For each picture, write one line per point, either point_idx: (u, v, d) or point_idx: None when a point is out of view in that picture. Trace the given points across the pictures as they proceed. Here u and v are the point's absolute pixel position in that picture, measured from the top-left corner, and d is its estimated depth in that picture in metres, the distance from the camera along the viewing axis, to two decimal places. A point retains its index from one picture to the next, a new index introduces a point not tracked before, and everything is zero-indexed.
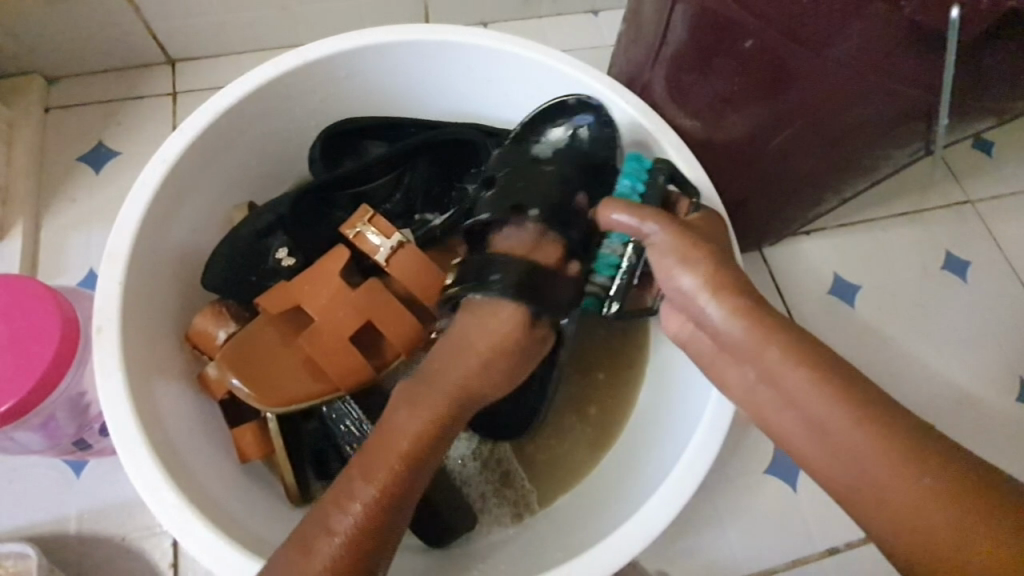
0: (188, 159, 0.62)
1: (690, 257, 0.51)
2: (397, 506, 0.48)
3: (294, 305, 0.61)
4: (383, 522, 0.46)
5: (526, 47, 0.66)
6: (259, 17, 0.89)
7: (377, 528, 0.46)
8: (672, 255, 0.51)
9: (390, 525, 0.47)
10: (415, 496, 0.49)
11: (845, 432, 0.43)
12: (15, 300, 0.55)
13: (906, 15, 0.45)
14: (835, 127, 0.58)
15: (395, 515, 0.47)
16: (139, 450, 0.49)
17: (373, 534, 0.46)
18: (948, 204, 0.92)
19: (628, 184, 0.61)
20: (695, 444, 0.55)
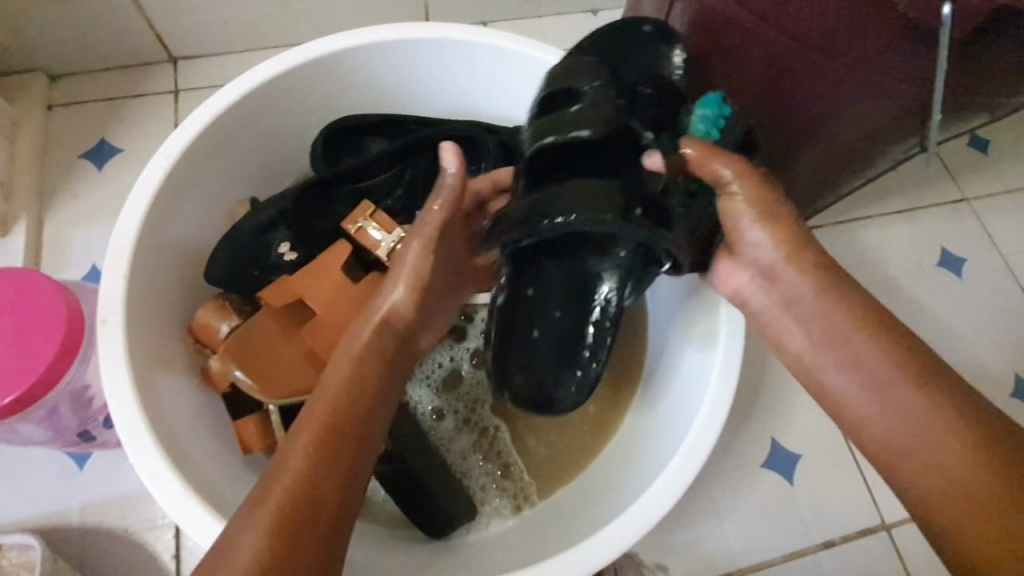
0: (192, 155, 0.63)
1: (772, 213, 0.53)
2: (338, 459, 0.47)
3: (297, 299, 0.61)
4: (312, 478, 0.46)
5: (527, 45, 0.67)
6: (261, 15, 0.90)
7: (306, 484, 0.45)
8: (751, 209, 0.53)
9: (334, 477, 0.46)
10: (345, 455, 0.48)
11: (884, 384, 0.47)
12: (22, 293, 0.56)
13: (898, 11, 0.46)
14: (831, 122, 0.59)
15: (337, 468, 0.47)
16: (144, 440, 0.50)
17: (317, 487, 0.45)
18: (944, 202, 0.93)
19: (704, 128, 0.56)
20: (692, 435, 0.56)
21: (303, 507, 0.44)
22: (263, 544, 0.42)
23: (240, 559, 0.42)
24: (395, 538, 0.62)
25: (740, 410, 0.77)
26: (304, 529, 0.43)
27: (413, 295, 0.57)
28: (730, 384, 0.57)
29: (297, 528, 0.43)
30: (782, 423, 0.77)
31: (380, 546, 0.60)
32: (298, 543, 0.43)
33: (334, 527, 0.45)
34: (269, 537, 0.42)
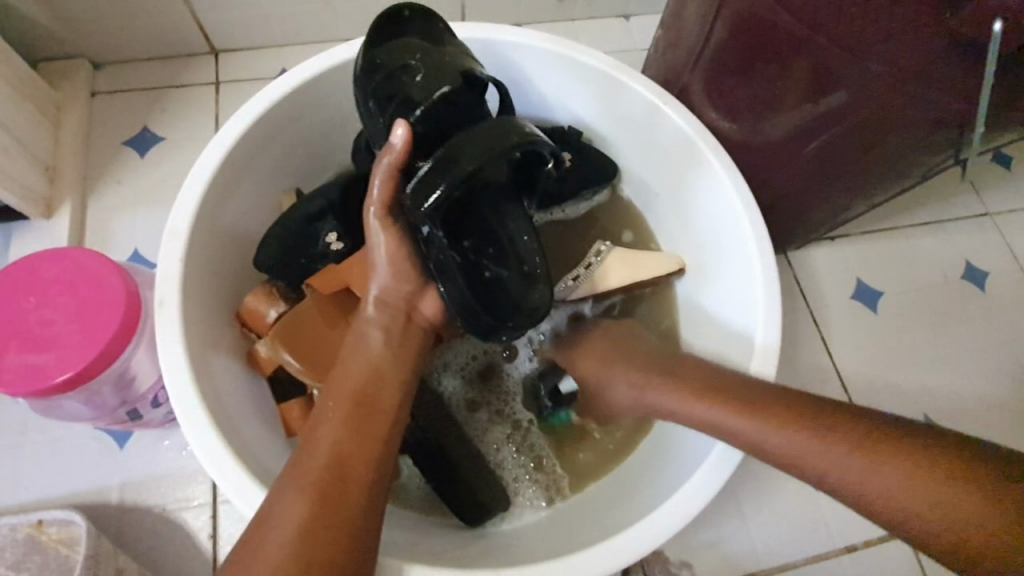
0: (244, 145, 0.64)
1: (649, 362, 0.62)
2: (366, 430, 0.50)
3: (344, 287, 0.64)
4: (348, 444, 0.48)
5: (570, 48, 0.69)
6: (303, 11, 0.92)
7: (342, 449, 0.48)
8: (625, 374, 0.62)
9: (366, 447, 0.49)
10: (376, 422, 0.51)
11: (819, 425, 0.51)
12: (83, 272, 0.58)
13: (950, 25, 0.48)
14: (872, 133, 0.60)
15: (367, 440, 0.49)
16: (200, 418, 0.52)
17: (349, 458, 0.48)
18: (968, 215, 0.94)
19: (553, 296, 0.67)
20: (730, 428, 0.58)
21: (341, 475, 0.47)
22: (306, 509, 0.45)
23: (286, 525, 0.44)
24: (431, 524, 0.64)
25: None
26: (340, 491, 0.46)
27: (398, 274, 0.59)
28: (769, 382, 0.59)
29: (338, 488, 0.46)
30: None
31: (417, 531, 0.61)
32: (340, 501, 0.46)
33: (369, 492, 0.47)
34: (310, 505, 0.45)
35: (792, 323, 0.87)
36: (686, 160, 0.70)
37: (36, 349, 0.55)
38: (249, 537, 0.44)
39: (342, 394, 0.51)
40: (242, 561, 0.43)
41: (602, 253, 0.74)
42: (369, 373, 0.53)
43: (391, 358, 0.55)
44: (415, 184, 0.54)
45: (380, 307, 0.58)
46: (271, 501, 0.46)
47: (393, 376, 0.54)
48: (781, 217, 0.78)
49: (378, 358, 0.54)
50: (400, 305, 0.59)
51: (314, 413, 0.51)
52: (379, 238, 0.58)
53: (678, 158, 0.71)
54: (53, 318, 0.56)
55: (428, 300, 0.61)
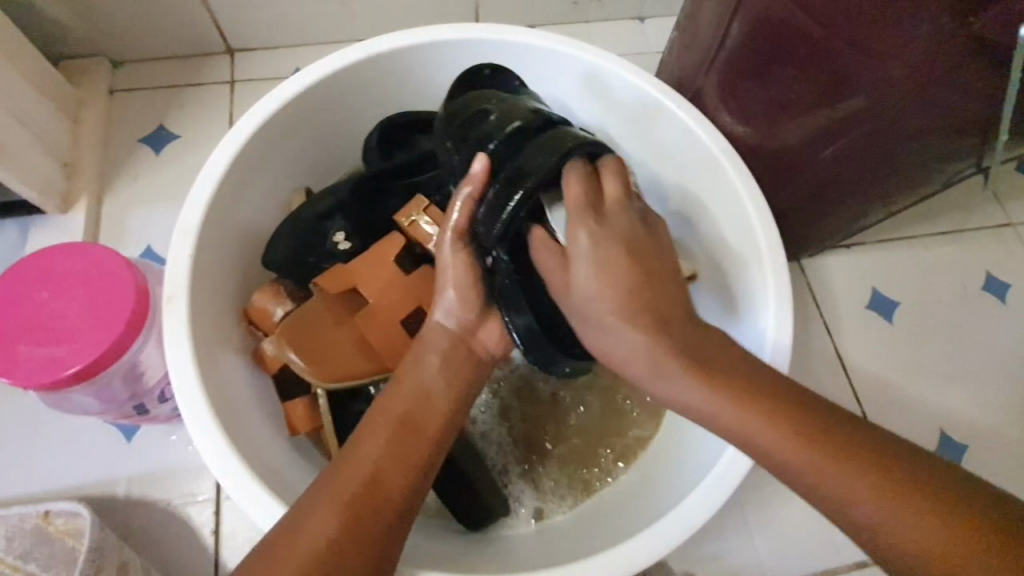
0: (256, 142, 0.65)
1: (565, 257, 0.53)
2: (406, 456, 0.49)
3: (351, 287, 0.63)
4: (387, 465, 0.48)
5: (582, 50, 0.69)
6: (317, 11, 0.92)
7: (381, 470, 0.48)
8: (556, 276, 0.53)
9: (403, 472, 0.48)
10: (419, 449, 0.50)
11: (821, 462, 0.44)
12: (95, 267, 0.58)
13: (975, 29, 0.47)
14: (890, 138, 0.58)
15: (405, 466, 0.49)
16: (205, 415, 0.52)
17: (385, 481, 0.47)
18: (990, 226, 0.91)
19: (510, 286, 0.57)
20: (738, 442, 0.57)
21: (373, 497, 0.46)
22: (334, 526, 0.44)
23: (312, 538, 0.44)
24: (433, 528, 0.63)
25: None
26: (372, 510, 0.46)
27: (465, 301, 0.57)
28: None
29: (371, 507, 0.46)
30: None
31: (420, 534, 0.61)
32: (370, 522, 0.45)
33: (398, 519, 0.47)
34: (340, 523, 0.44)
35: (805, 332, 0.85)
36: (696, 163, 0.69)
37: (47, 341, 0.56)
38: (272, 538, 0.44)
39: (389, 415, 0.51)
40: (262, 561, 0.43)
41: None
42: (416, 398, 0.53)
43: (441, 388, 0.54)
44: (488, 212, 0.54)
45: (439, 334, 0.57)
46: (299, 506, 0.46)
47: (438, 404, 0.53)
48: (794, 223, 0.77)
49: (428, 384, 0.54)
50: (463, 333, 0.58)
51: (359, 428, 0.51)
52: (447, 271, 0.57)
53: (691, 163, 0.70)
54: (64, 311, 0.57)
55: (495, 330, 0.59)
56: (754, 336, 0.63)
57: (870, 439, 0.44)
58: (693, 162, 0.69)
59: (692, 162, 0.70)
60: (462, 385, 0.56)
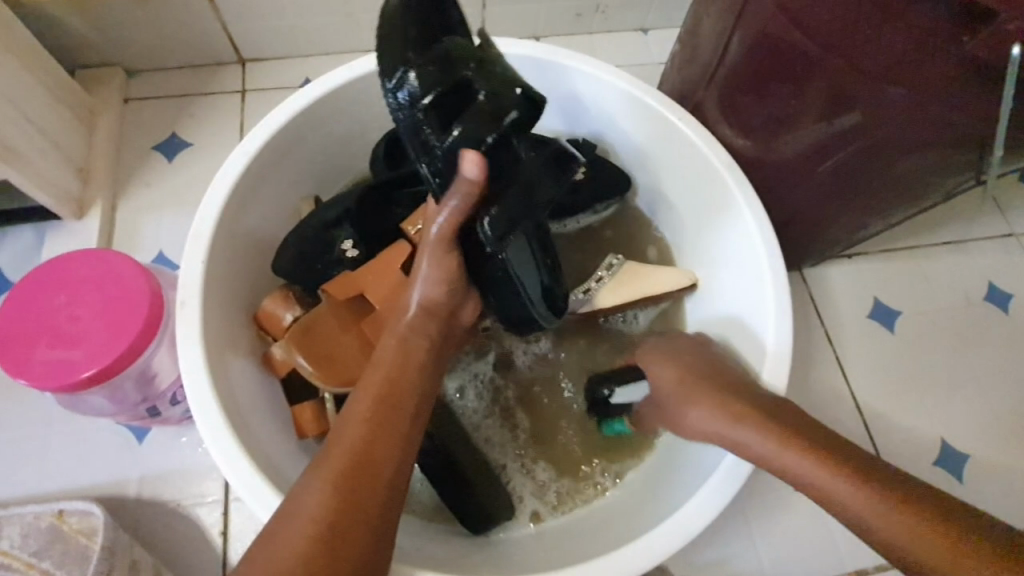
0: (266, 152, 0.66)
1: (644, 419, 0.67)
2: (393, 428, 0.50)
3: (358, 293, 0.65)
4: (371, 438, 0.49)
5: (586, 64, 0.70)
6: (327, 23, 0.94)
7: (366, 444, 0.48)
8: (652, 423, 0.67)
9: (393, 444, 0.49)
10: (403, 421, 0.51)
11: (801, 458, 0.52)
12: (111, 273, 0.60)
13: (968, 51, 0.47)
14: (887, 153, 0.59)
15: (392, 438, 0.50)
16: (215, 417, 0.54)
17: (374, 452, 0.48)
18: (993, 235, 0.92)
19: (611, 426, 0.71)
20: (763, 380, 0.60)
21: (363, 473, 0.47)
22: (329, 498, 0.45)
23: (309, 510, 0.45)
24: (436, 530, 0.65)
25: None
26: (361, 484, 0.47)
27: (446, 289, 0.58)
28: (784, 376, 0.60)
29: (360, 480, 0.47)
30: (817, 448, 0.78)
31: (424, 537, 0.62)
32: (361, 494, 0.46)
33: (390, 487, 0.48)
34: (336, 494, 0.46)
35: (807, 341, 0.86)
36: (697, 174, 0.70)
37: (64, 345, 0.57)
38: (271, 524, 0.45)
39: (370, 392, 0.52)
40: (265, 538, 0.45)
41: (614, 265, 0.75)
42: (398, 373, 0.54)
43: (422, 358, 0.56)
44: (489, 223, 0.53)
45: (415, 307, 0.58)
46: (294, 487, 0.47)
47: (416, 377, 0.54)
48: (793, 234, 0.78)
49: (406, 361, 0.54)
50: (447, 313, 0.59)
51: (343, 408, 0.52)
52: (426, 268, 0.57)
53: (693, 173, 0.71)
54: (81, 316, 0.58)
55: (469, 308, 0.62)
56: (756, 354, 0.63)
57: (861, 454, 0.52)
58: (694, 173, 0.70)
59: (693, 173, 0.71)
60: (438, 356, 0.57)
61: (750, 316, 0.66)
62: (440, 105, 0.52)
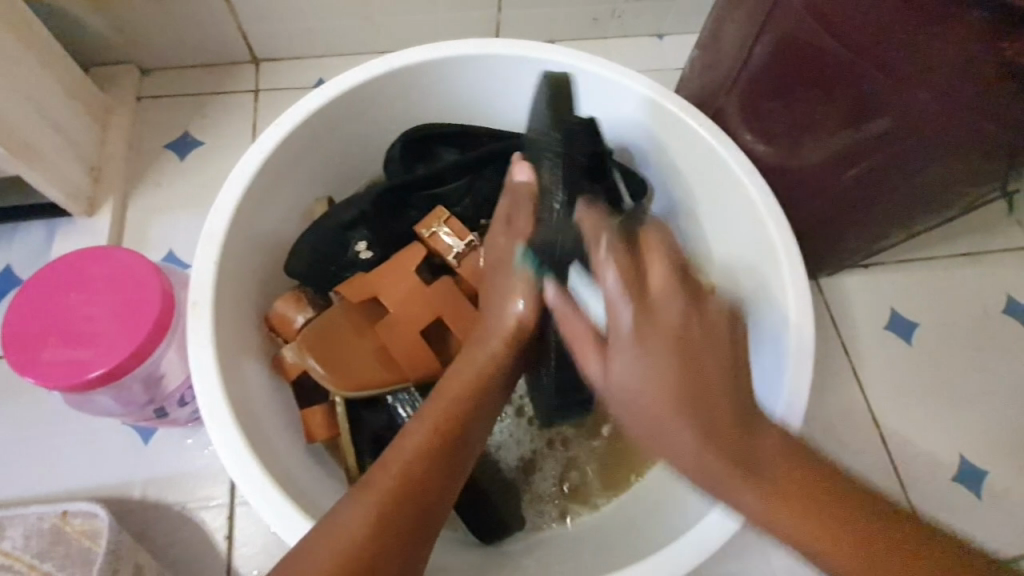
0: (282, 152, 0.66)
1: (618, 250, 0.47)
2: (441, 463, 0.47)
3: (373, 296, 0.64)
4: (424, 469, 0.46)
5: (603, 67, 0.70)
6: (342, 24, 0.94)
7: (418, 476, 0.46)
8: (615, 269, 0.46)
9: (441, 482, 0.47)
10: (458, 459, 0.49)
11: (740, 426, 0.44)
12: (123, 271, 0.59)
13: (1005, 57, 0.46)
14: (915, 161, 0.58)
15: (437, 476, 0.47)
16: (226, 420, 0.53)
17: (419, 485, 0.45)
18: (1013, 248, 0.90)
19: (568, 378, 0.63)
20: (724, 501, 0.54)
21: (409, 502, 0.44)
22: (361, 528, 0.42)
23: (343, 540, 0.41)
24: (446, 540, 0.63)
25: None
26: (404, 516, 0.44)
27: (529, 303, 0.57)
28: (805, 390, 0.58)
29: (404, 512, 0.44)
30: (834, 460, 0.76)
31: (435, 547, 0.61)
32: (403, 529, 0.43)
33: (426, 530, 0.45)
34: (374, 525, 0.42)
35: (822, 353, 0.84)
36: (719, 183, 0.69)
37: (74, 343, 0.57)
38: (306, 549, 0.41)
39: (430, 421, 0.50)
40: (301, 556, 0.41)
41: None
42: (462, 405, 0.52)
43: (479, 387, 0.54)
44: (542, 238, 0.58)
45: (496, 335, 0.57)
46: (334, 508, 0.43)
47: (476, 417, 0.52)
48: (812, 241, 0.77)
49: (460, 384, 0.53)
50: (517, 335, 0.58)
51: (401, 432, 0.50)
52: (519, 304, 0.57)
53: (711, 181, 0.70)
54: (91, 314, 0.58)
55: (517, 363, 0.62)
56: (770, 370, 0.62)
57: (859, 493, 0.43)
58: (714, 182, 0.69)
59: (715, 184, 0.69)
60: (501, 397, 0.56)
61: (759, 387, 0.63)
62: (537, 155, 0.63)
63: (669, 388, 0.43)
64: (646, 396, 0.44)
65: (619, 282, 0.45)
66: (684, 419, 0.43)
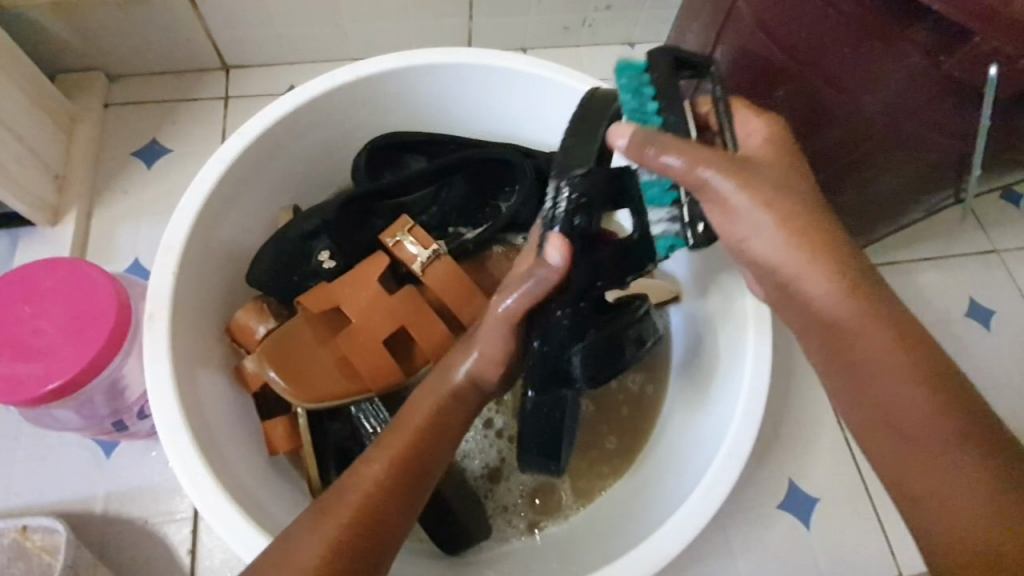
0: (243, 162, 0.65)
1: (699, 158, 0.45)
2: (403, 492, 0.47)
3: (333, 306, 0.63)
4: (380, 501, 0.46)
5: (571, 77, 0.69)
6: (312, 31, 0.94)
7: (375, 507, 0.46)
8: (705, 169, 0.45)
9: (397, 513, 0.47)
10: (417, 487, 0.49)
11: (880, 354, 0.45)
12: (78, 282, 0.59)
13: (944, 70, 0.47)
14: (866, 167, 0.60)
15: (397, 503, 0.47)
16: (181, 433, 0.52)
17: (376, 519, 0.46)
18: (974, 252, 0.92)
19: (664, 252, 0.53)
20: (650, 547, 0.54)
21: (364, 532, 0.45)
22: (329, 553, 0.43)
23: (299, 563, 0.43)
24: (410, 551, 0.63)
25: (760, 449, 0.77)
26: (360, 546, 0.44)
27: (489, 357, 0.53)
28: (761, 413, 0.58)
29: (359, 541, 0.44)
30: (801, 465, 0.77)
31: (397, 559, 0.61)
32: (357, 558, 0.44)
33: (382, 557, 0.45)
34: (326, 556, 0.43)
35: None
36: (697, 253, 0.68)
37: (27, 357, 0.56)
38: (262, 566, 0.43)
39: (390, 449, 0.49)
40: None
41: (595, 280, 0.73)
42: (421, 434, 0.51)
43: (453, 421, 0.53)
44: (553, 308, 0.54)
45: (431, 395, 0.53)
46: (287, 533, 0.45)
47: (440, 447, 0.51)
48: None
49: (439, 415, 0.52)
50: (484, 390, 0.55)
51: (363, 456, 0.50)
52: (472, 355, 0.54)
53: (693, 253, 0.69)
54: (45, 327, 0.57)
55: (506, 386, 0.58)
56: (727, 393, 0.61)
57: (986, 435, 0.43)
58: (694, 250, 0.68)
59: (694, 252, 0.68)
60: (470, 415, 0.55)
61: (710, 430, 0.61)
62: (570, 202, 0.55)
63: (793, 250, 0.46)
64: (820, 283, 0.45)
65: (678, 163, 0.45)
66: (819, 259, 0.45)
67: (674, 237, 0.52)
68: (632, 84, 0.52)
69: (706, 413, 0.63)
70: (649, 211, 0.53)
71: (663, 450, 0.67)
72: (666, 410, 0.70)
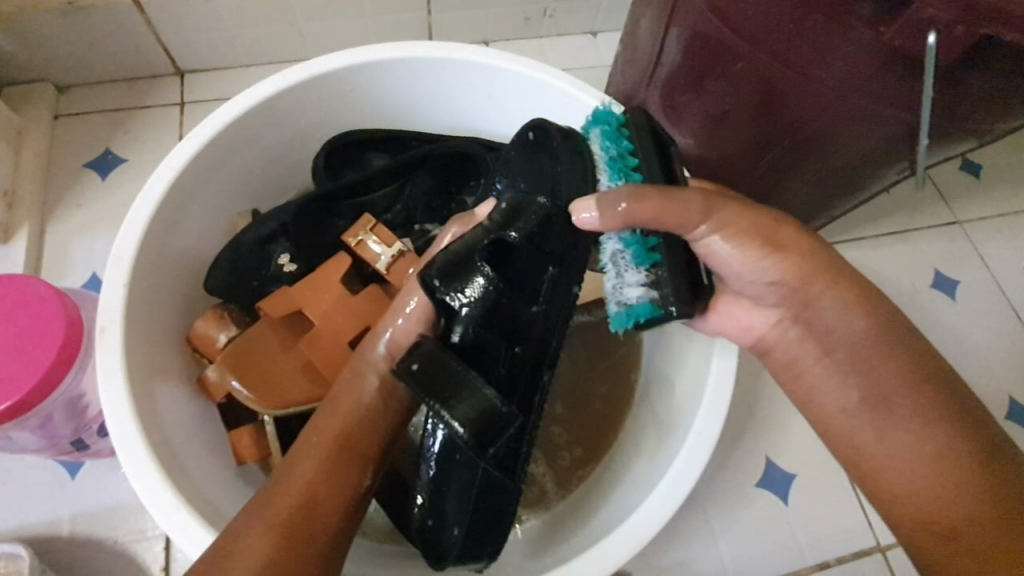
0: (195, 167, 0.63)
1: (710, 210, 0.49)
2: (341, 469, 0.49)
3: (296, 310, 0.63)
4: (321, 481, 0.47)
5: (529, 66, 0.68)
6: (267, 30, 0.91)
7: (318, 488, 0.47)
8: (728, 224, 0.49)
9: (340, 487, 0.48)
10: (354, 463, 0.50)
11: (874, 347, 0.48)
12: (24, 299, 0.57)
13: (885, 41, 0.47)
14: (823, 141, 0.60)
15: (337, 481, 0.48)
16: (138, 449, 0.51)
17: (318, 499, 0.47)
18: (937, 224, 0.94)
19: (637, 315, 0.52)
20: (619, 532, 0.54)
21: (308, 515, 0.45)
22: (270, 546, 0.43)
23: (242, 558, 0.42)
24: (388, 555, 0.63)
25: (735, 430, 0.77)
26: (307, 527, 0.45)
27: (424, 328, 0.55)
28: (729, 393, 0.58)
29: (305, 523, 0.45)
30: (777, 442, 0.78)
31: (373, 562, 0.60)
32: (306, 540, 0.44)
33: (335, 535, 0.46)
34: (273, 544, 0.43)
35: None
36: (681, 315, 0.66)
37: None
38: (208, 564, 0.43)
39: (326, 432, 0.50)
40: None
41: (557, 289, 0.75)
42: (355, 412, 0.52)
43: (381, 408, 0.52)
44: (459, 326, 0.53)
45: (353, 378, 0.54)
46: (230, 529, 0.45)
47: (380, 420, 0.52)
48: None
49: (370, 406, 0.52)
50: None
51: (295, 444, 0.51)
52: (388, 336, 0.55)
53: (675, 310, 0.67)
54: None
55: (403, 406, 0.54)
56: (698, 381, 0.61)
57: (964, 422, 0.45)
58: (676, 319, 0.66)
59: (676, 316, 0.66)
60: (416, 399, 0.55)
61: (677, 416, 0.62)
62: (463, 276, 0.52)
63: (790, 267, 0.50)
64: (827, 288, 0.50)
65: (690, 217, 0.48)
66: (805, 249, 0.51)
67: (651, 302, 0.52)
68: (611, 134, 0.57)
69: (676, 402, 0.63)
70: (626, 273, 0.53)
71: (635, 438, 0.67)
72: (639, 399, 0.70)
